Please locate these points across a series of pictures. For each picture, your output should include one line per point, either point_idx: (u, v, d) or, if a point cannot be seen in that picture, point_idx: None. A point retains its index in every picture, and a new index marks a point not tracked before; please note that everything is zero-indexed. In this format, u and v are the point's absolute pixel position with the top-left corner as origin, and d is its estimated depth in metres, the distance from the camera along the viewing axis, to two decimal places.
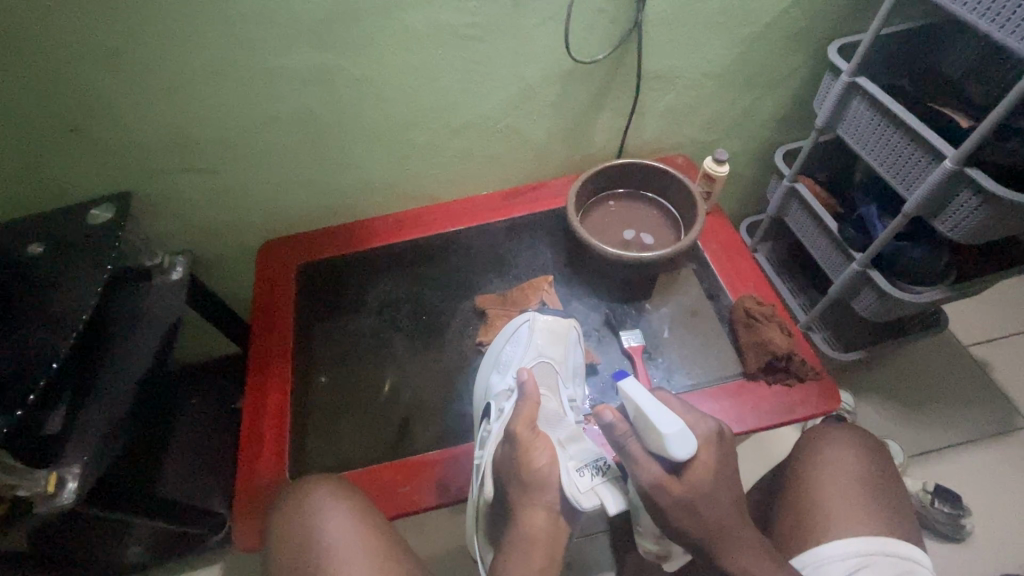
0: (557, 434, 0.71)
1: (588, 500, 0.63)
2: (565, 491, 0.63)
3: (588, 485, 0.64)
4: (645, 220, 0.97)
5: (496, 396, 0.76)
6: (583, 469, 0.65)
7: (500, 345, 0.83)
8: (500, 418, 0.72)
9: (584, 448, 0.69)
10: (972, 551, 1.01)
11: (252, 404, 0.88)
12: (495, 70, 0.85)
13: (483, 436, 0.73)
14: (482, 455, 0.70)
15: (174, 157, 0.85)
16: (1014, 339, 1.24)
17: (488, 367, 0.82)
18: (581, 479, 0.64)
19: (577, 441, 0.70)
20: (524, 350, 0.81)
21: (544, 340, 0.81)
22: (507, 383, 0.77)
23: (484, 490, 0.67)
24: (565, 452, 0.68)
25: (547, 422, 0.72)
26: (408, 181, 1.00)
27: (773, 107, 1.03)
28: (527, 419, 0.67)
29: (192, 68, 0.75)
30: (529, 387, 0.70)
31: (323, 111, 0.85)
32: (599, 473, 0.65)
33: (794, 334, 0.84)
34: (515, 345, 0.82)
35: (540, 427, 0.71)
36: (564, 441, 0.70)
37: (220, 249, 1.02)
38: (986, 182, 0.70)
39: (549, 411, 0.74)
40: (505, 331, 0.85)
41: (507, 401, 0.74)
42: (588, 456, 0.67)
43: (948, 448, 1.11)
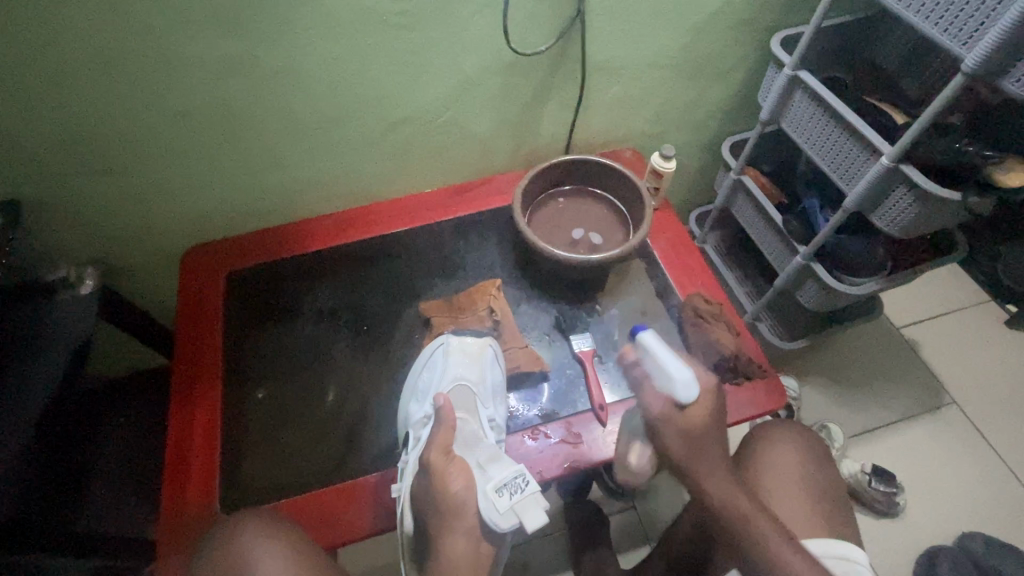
0: (476, 455, 0.69)
1: (507, 521, 0.61)
2: (483, 516, 0.62)
3: (506, 505, 0.62)
4: (594, 217, 0.95)
5: (412, 426, 0.74)
6: (501, 490, 0.63)
7: (416, 374, 0.81)
8: (415, 447, 0.71)
9: (504, 466, 0.66)
10: (903, 525, 1.07)
11: (176, 429, 0.81)
12: (430, 61, 0.79)
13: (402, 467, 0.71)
14: (400, 487, 0.68)
15: (67, 160, 0.76)
16: (941, 320, 1.31)
17: (407, 396, 0.79)
18: (498, 501, 0.62)
19: (497, 459, 0.68)
20: (441, 375, 0.80)
21: (459, 361, 0.80)
22: (423, 411, 0.75)
23: (404, 524, 0.65)
24: (483, 474, 0.65)
25: (465, 445, 0.70)
26: (344, 179, 0.93)
27: (719, 98, 1.02)
28: (441, 446, 0.66)
29: (79, 60, 0.66)
30: (445, 412, 0.69)
31: (242, 106, 0.77)
32: (517, 491, 0.63)
33: (741, 331, 0.84)
34: (431, 371, 0.80)
35: (455, 452, 0.69)
36: (484, 462, 0.68)
37: (135, 257, 0.93)
38: (919, 180, 0.71)
39: (467, 434, 0.72)
40: (417, 362, 0.83)
41: (424, 429, 0.73)
42: (507, 473, 0.65)
43: (883, 427, 1.17)
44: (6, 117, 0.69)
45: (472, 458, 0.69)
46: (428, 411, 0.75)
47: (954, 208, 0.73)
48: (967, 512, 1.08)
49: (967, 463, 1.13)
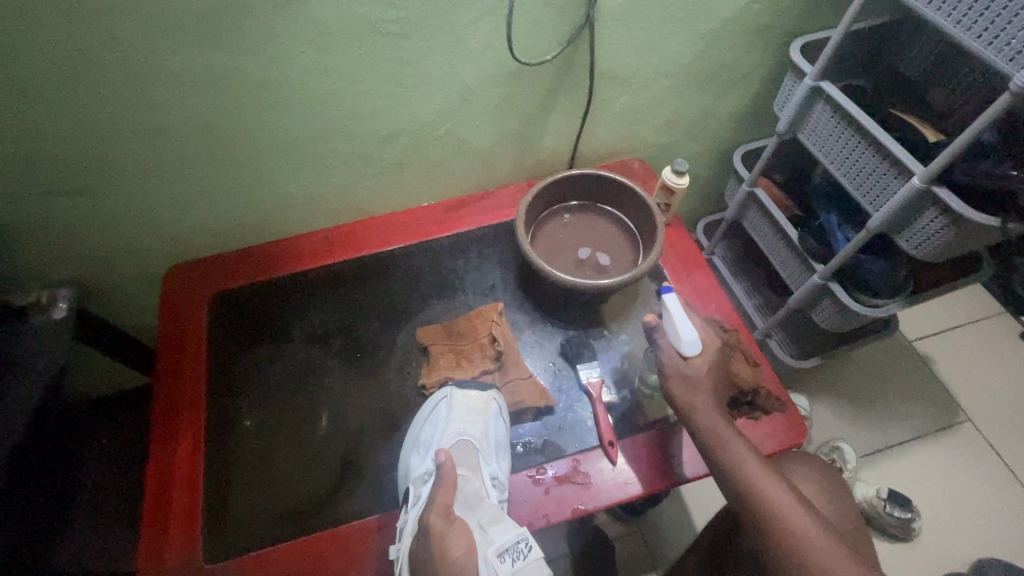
0: (476, 516, 0.66)
1: None
2: None
3: (508, 573, 0.60)
4: (601, 235, 0.89)
5: (411, 481, 0.69)
6: (504, 555, 0.61)
7: (417, 427, 0.76)
8: (415, 506, 0.66)
9: (505, 528, 0.64)
10: (918, 550, 1.03)
11: (156, 466, 0.75)
12: (427, 72, 0.73)
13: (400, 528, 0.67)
14: (398, 549, 0.64)
15: (34, 179, 0.70)
16: (954, 333, 1.27)
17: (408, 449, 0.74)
18: (501, 567, 0.60)
19: (499, 520, 0.65)
20: (442, 430, 0.75)
21: (463, 415, 0.75)
22: (424, 467, 0.71)
23: None
24: (484, 539, 0.63)
25: (466, 505, 0.68)
26: (335, 194, 0.87)
27: (733, 107, 0.97)
28: (441, 507, 0.63)
29: (41, 75, 0.60)
30: (446, 469, 0.65)
31: (223, 120, 0.71)
32: (520, 558, 0.61)
33: (759, 362, 0.79)
34: (433, 425, 0.75)
35: (456, 514, 0.66)
36: (484, 524, 0.65)
37: (114, 278, 0.87)
38: (952, 203, 0.66)
39: (468, 492, 0.69)
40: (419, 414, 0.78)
41: (425, 487, 0.68)
42: (509, 538, 0.63)
43: (897, 447, 1.13)
44: None
45: (473, 519, 0.66)
46: (429, 466, 0.71)
47: (988, 232, 0.68)
48: (983, 536, 1.05)
49: (983, 485, 1.10)
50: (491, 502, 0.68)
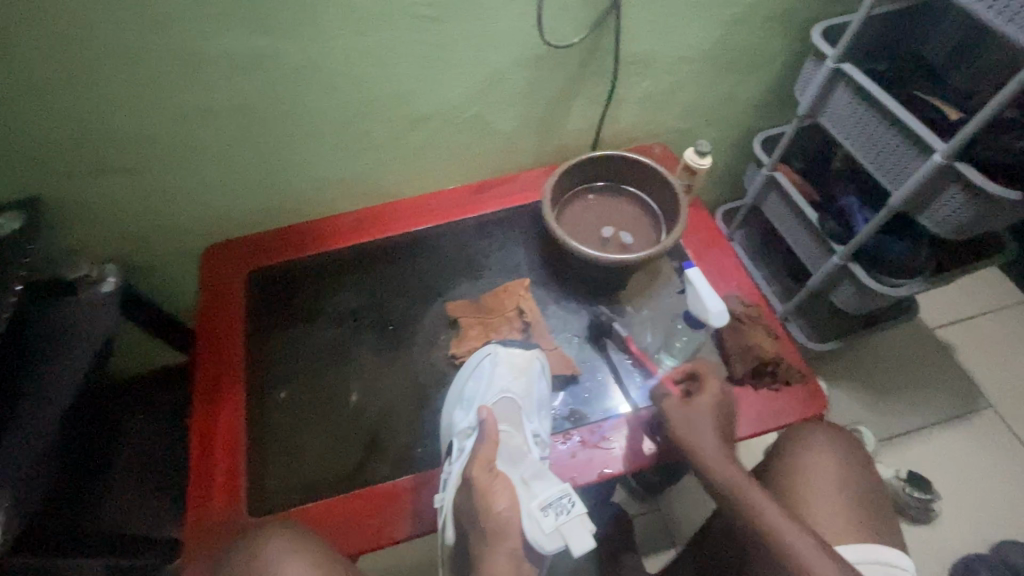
0: (520, 470, 0.67)
1: (552, 542, 0.61)
2: (528, 535, 0.62)
3: (551, 526, 0.62)
4: (623, 216, 0.92)
5: (456, 434, 0.72)
6: (547, 509, 0.63)
7: (462, 382, 0.78)
8: (459, 458, 0.69)
9: (549, 484, 0.65)
10: (938, 532, 1.04)
11: (200, 429, 0.79)
12: (458, 55, 0.76)
13: (446, 478, 0.69)
14: (443, 497, 0.67)
15: (88, 159, 0.74)
16: (976, 321, 1.27)
17: (451, 405, 0.77)
18: (543, 521, 0.62)
19: (541, 475, 0.67)
20: (486, 386, 0.76)
21: (506, 373, 0.76)
22: (468, 421, 0.73)
23: (444, 537, 0.65)
24: (528, 492, 0.65)
25: (509, 459, 0.68)
26: (365, 177, 0.91)
27: (754, 93, 0.99)
28: (482, 461, 0.65)
29: (101, 57, 0.64)
30: (489, 427, 0.68)
31: (265, 101, 0.75)
32: (563, 512, 0.63)
33: (779, 336, 0.82)
34: (477, 380, 0.77)
35: (498, 467, 0.67)
36: (528, 478, 0.67)
37: (157, 256, 0.91)
38: (974, 178, 0.68)
39: (512, 445, 0.70)
40: (463, 371, 0.79)
41: (468, 441, 0.70)
42: (552, 494, 0.64)
43: (917, 431, 1.14)
44: (23, 111, 0.67)
45: (516, 473, 0.67)
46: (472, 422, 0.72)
47: (1008, 208, 0.69)
48: (1004, 520, 1.05)
49: (1003, 469, 1.10)
50: (535, 458, 0.69)
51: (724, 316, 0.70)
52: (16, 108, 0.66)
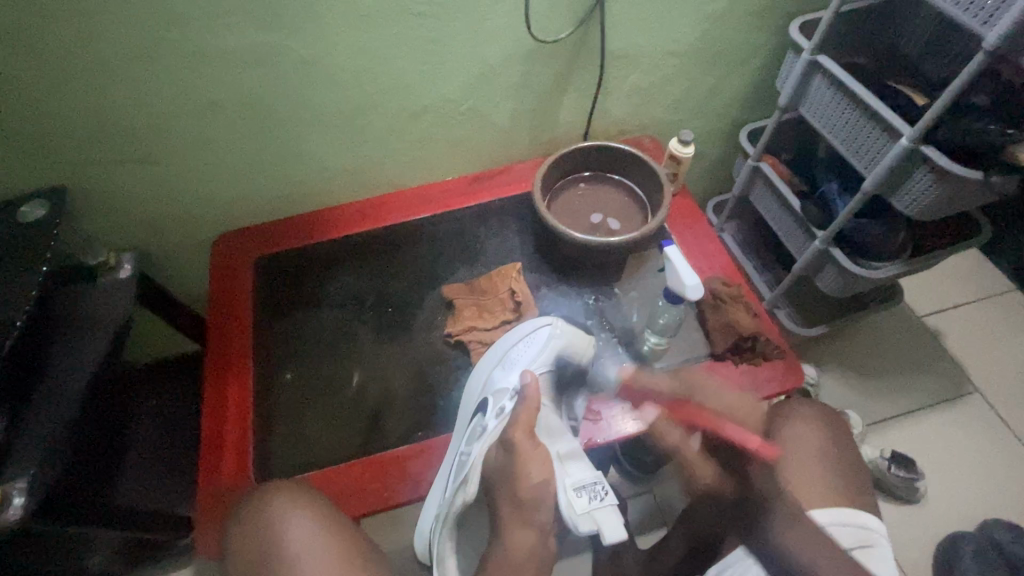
0: (557, 446, 0.70)
1: (585, 523, 0.62)
2: (562, 512, 0.63)
3: (584, 508, 0.63)
4: (612, 204, 0.97)
5: (496, 394, 0.75)
6: (581, 491, 0.65)
7: (511, 345, 0.82)
8: (498, 416, 0.72)
9: (583, 468, 0.67)
10: (926, 512, 1.06)
11: (212, 404, 0.83)
12: (453, 51, 0.81)
13: (479, 431, 0.71)
14: (468, 454, 0.69)
15: (110, 149, 0.80)
16: (964, 309, 1.29)
17: (493, 364, 0.82)
18: (577, 501, 0.64)
19: (576, 458, 0.69)
20: (536, 350, 0.80)
21: (560, 346, 0.80)
22: (511, 382, 0.77)
23: (467, 489, 0.64)
24: (562, 470, 0.67)
25: (548, 434, 0.72)
26: (368, 169, 0.96)
27: (739, 86, 1.03)
28: (523, 426, 0.67)
29: (124, 53, 0.70)
30: (529, 391, 0.70)
31: (273, 94, 0.80)
32: (597, 498, 0.64)
33: (760, 314, 0.87)
34: (528, 344, 0.81)
35: (539, 438, 0.70)
36: (563, 456, 0.69)
37: (171, 245, 0.96)
38: (939, 160, 0.71)
39: (555, 423, 0.73)
40: (519, 332, 0.83)
41: (508, 400, 0.73)
42: (586, 477, 0.66)
43: (905, 414, 1.16)
44: (51, 103, 0.72)
45: (552, 449, 0.70)
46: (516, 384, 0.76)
47: (972, 188, 0.73)
48: (991, 500, 1.07)
49: (991, 452, 1.12)
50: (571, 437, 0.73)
51: (699, 289, 0.76)
52: (46, 100, 0.72)
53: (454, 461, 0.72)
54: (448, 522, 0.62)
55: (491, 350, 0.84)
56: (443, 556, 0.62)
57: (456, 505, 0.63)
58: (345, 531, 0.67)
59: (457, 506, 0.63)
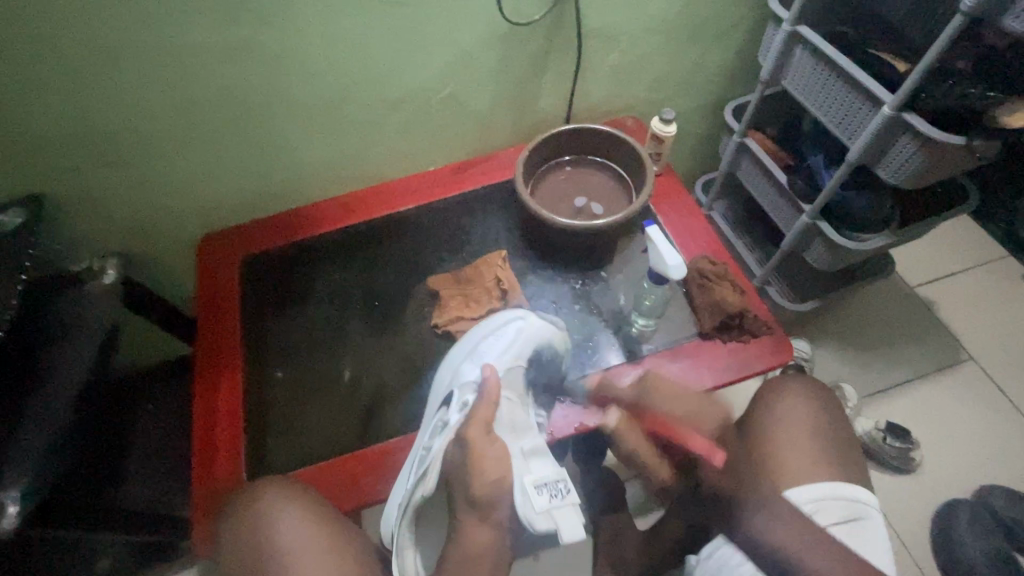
0: (521, 442, 0.70)
1: (542, 521, 0.62)
2: (518, 510, 0.63)
3: (543, 506, 0.63)
4: (596, 188, 0.97)
5: (460, 386, 0.75)
6: (541, 489, 0.64)
7: (481, 336, 0.81)
8: (460, 409, 0.71)
9: (545, 467, 0.67)
10: (921, 480, 1.07)
11: (205, 401, 0.84)
12: (425, 37, 0.80)
13: (443, 426, 0.71)
14: (431, 447, 0.68)
15: (85, 153, 0.78)
16: (956, 278, 1.29)
17: (462, 357, 0.80)
18: (537, 499, 0.63)
19: (540, 456, 0.69)
20: (503, 345, 0.78)
21: (524, 341, 0.78)
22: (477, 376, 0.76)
23: (425, 483, 0.63)
24: (524, 467, 0.67)
25: (511, 429, 0.71)
26: (348, 162, 0.95)
27: (720, 61, 1.01)
28: (481, 420, 0.68)
29: (88, 53, 0.68)
30: (489, 386, 0.71)
31: (244, 89, 0.78)
32: (557, 496, 0.64)
33: (747, 291, 0.87)
34: (498, 337, 0.80)
35: (500, 436, 0.70)
36: (527, 452, 0.69)
37: (156, 247, 0.95)
38: (921, 126, 0.71)
39: (519, 419, 0.73)
40: (490, 326, 0.82)
41: (471, 395, 0.73)
42: (548, 476, 0.66)
43: (899, 385, 1.16)
44: (18, 107, 0.71)
45: (515, 445, 0.70)
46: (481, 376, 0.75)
47: (956, 154, 0.73)
48: (985, 467, 1.08)
49: (984, 419, 1.12)
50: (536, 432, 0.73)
51: (682, 269, 0.76)
52: (15, 106, 0.70)
53: (416, 457, 0.72)
54: (407, 515, 0.62)
55: (464, 340, 0.83)
56: (402, 542, 0.63)
57: (415, 499, 0.63)
58: (336, 530, 0.68)
59: (416, 499, 0.62)
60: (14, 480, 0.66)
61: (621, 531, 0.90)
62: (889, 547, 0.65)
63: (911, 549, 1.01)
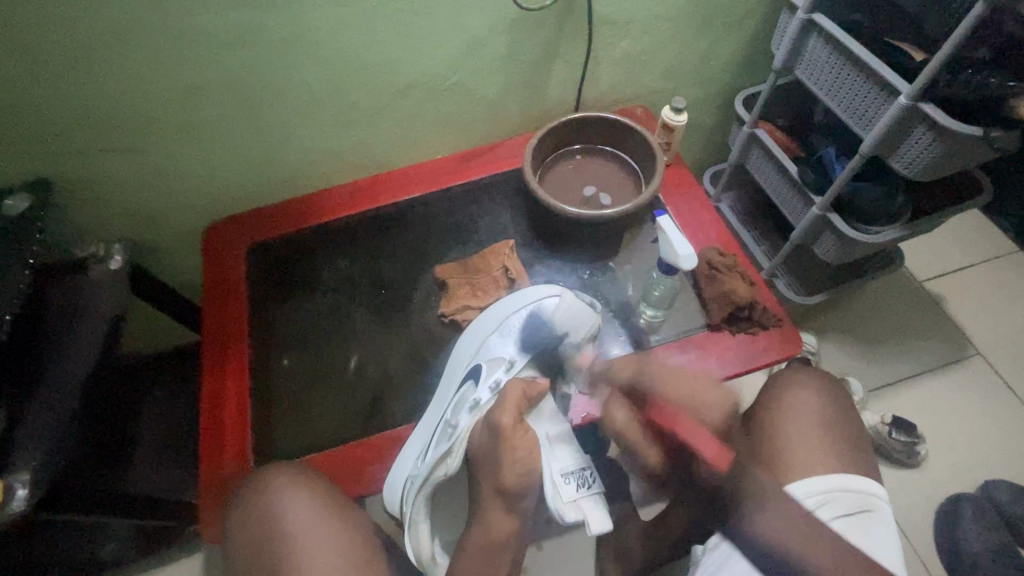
0: (546, 428, 0.71)
1: (571, 513, 0.63)
2: (548, 503, 0.63)
3: (571, 497, 0.64)
4: (605, 177, 0.96)
5: (491, 361, 0.78)
6: (569, 478, 0.65)
7: (513, 310, 0.83)
8: (490, 386, 0.74)
9: (571, 455, 0.68)
10: (927, 476, 1.07)
11: (212, 387, 0.83)
12: (435, 22, 0.79)
13: (472, 403, 0.73)
14: (458, 424, 0.70)
15: (92, 138, 0.78)
16: (965, 273, 1.28)
17: (490, 329, 0.82)
18: (565, 489, 0.64)
19: (564, 442, 0.70)
20: (537, 319, 0.80)
21: (560, 317, 0.79)
22: (507, 353, 0.79)
23: (450, 462, 0.65)
24: (551, 455, 0.67)
25: (538, 415, 0.71)
26: (356, 149, 0.94)
27: (732, 51, 1.00)
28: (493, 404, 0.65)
29: (95, 35, 0.67)
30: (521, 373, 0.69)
31: (251, 75, 0.78)
32: (584, 486, 0.65)
33: (755, 282, 0.87)
34: (530, 313, 0.82)
35: (529, 420, 0.70)
36: (553, 439, 0.70)
37: (162, 234, 0.94)
38: (938, 117, 0.70)
39: (548, 402, 0.73)
40: (526, 299, 0.84)
41: (502, 372, 0.76)
42: (574, 464, 0.67)
43: (905, 379, 1.16)
44: (23, 92, 0.70)
45: (542, 429, 0.70)
46: (513, 355, 0.79)
47: (972, 146, 0.72)
48: (990, 462, 1.08)
49: (990, 414, 1.12)
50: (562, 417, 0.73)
51: (693, 259, 0.75)
52: (23, 91, 0.70)
53: (441, 430, 0.73)
54: (425, 489, 0.64)
55: (491, 312, 0.85)
56: (416, 520, 0.63)
57: (437, 476, 0.64)
58: (342, 518, 0.68)
59: (439, 476, 0.64)
60: (25, 463, 0.67)
61: (626, 521, 0.91)
62: (895, 539, 0.65)
63: (916, 543, 1.01)
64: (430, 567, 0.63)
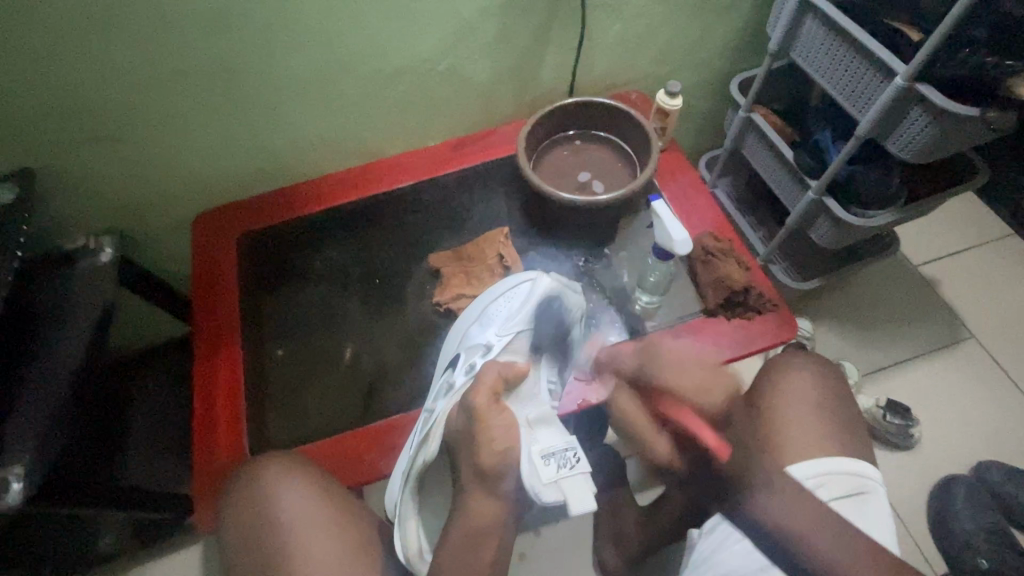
0: (525, 412, 0.69)
1: (550, 493, 0.59)
2: (525, 484, 0.60)
3: (551, 477, 0.60)
4: (600, 164, 0.95)
5: (470, 348, 0.78)
6: (548, 458, 0.62)
7: (492, 299, 0.83)
8: (465, 371, 0.74)
9: (552, 436, 0.65)
10: (921, 457, 1.07)
11: (204, 381, 0.83)
12: (425, 7, 0.77)
13: (447, 388, 0.73)
14: (432, 412, 0.71)
15: (75, 126, 0.76)
16: (959, 256, 1.28)
17: (471, 320, 0.83)
18: (544, 470, 0.60)
19: (546, 425, 0.68)
20: (517, 303, 0.80)
21: (540, 301, 0.80)
22: (484, 339, 0.78)
23: (426, 450, 0.65)
24: (529, 438, 0.64)
25: (517, 399, 0.70)
26: (347, 138, 0.93)
27: (727, 34, 0.99)
28: (486, 391, 0.64)
29: (75, 20, 0.65)
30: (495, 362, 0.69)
31: (237, 61, 0.76)
32: (566, 466, 0.61)
33: (752, 267, 0.87)
34: (509, 300, 0.81)
35: (507, 404, 0.69)
36: (532, 423, 0.68)
37: (149, 224, 0.92)
38: (935, 97, 0.69)
39: (526, 386, 0.72)
40: (499, 288, 0.84)
41: (478, 357, 0.75)
42: (555, 445, 0.64)
43: (901, 362, 1.16)
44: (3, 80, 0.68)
45: (521, 413, 0.68)
46: (490, 340, 0.78)
47: (968, 127, 0.71)
48: (983, 444, 1.09)
49: (984, 396, 1.13)
50: (541, 400, 0.72)
51: (688, 244, 0.74)
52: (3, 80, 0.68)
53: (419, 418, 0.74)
54: (410, 480, 0.64)
55: (472, 305, 0.85)
56: (404, 513, 0.63)
57: (417, 465, 0.64)
58: (338, 508, 0.68)
59: (419, 465, 0.63)
60: (18, 457, 0.67)
61: (623, 507, 0.91)
62: (890, 520, 0.65)
63: (910, 525, 1.02)
64: (416, 561, 0.62)
